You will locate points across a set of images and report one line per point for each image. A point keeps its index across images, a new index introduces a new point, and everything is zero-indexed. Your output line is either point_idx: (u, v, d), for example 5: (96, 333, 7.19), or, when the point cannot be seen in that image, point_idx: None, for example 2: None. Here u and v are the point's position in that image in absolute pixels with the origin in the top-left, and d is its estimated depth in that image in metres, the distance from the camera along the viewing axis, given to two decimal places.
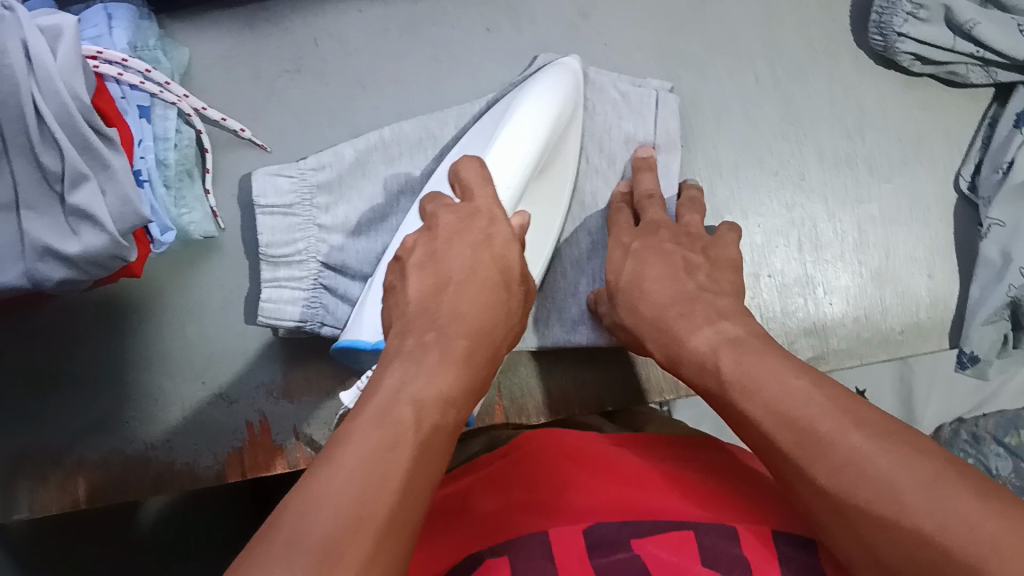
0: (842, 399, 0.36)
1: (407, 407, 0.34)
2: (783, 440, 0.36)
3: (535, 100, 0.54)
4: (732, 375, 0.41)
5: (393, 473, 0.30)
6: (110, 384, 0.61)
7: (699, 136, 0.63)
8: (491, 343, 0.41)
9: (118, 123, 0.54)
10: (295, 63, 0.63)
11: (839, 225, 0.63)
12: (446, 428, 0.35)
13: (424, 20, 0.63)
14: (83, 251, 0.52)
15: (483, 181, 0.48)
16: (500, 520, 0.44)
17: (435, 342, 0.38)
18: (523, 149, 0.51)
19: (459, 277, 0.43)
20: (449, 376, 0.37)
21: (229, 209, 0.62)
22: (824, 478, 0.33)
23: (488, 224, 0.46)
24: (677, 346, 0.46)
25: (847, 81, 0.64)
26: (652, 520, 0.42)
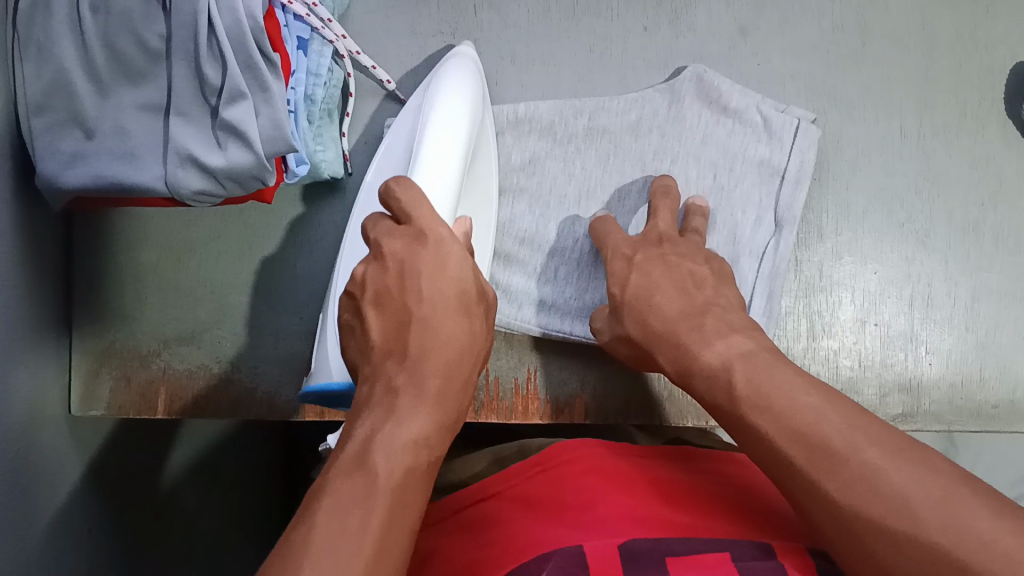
0: (856, 417, 0.38)
1: (381, 454, 0.35)
2: (801, 461, 0.37)
3: (450, 97, 0.50)
4: (744, 391, 0.42)
5: (369, 516, 0.32)
6: (211, 300, 0.62)
7: (832, 176, 0.63)
8: (464, 375, 0.40)
9: (280, 49, 0.54)
10: (452, 28, 0.64)
11: (954, 289, 0.62)
12: (419, 474, 0.35)
13: (584, 8, 0.64)
14: (227, 167, 0.52)
15: (416, 200, 0.42)
16: (523, 538, 0.43)
17: (405, 385, 0.38)
18: (451, 153, 0.47)
19: (422, 310, 0.40)
20: (425, 417, 0.37)
21: (360, 156, 0.63)
22: (838, 496, 0.35)
23: (438, 247, 0.41)
24: (687, 360, 0.46)
25: (991, 149, 0.63)
26: (688, 538, 0.41)
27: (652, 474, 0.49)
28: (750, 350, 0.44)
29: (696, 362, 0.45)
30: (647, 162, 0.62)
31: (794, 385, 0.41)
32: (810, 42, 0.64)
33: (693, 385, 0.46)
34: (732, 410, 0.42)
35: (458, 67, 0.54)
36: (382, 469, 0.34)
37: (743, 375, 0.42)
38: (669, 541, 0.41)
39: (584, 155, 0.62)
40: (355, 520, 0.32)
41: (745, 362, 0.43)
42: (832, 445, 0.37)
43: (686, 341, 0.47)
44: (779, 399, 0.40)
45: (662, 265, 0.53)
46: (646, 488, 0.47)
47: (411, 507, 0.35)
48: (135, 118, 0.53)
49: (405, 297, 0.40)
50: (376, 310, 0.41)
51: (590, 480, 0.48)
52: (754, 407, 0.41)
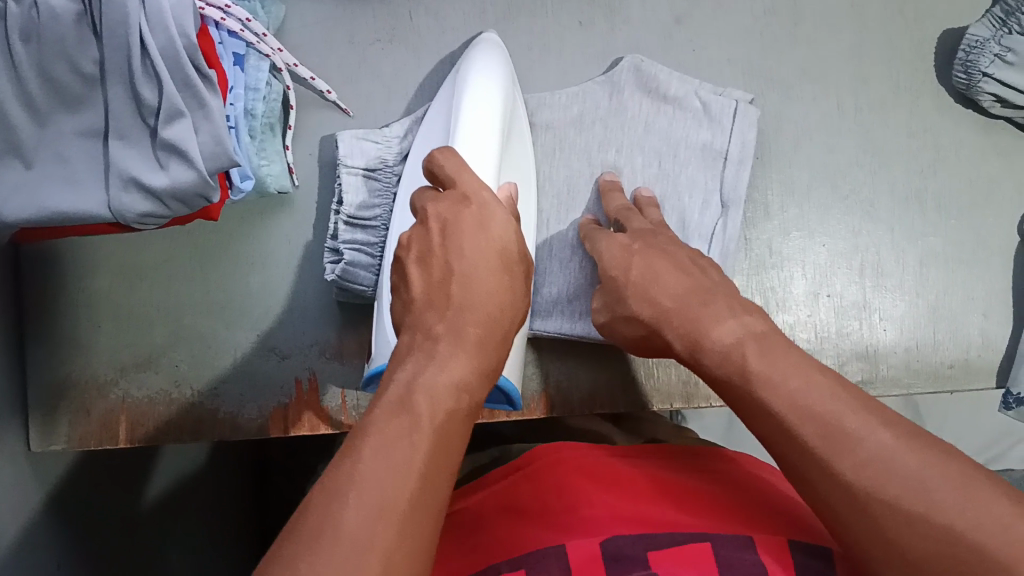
0: (870, 403, 0.35)
1: (422, 397, 0.35)
2: (808, 437, 0.35)
3: (481, 81, 0.54)
4: (759, 370, 0.39)
5: (413, 447, 0.32)
6: (167, 324, 0.62)
7: (775, 156, 0.64)
8: (502, 333, 0.40)
9: (216, 65, 0.54)
10: (389, 34, 0.64)
11: (902, 257, 0.63)
12: (461, 417, 0.36)
13: (520, 8, 0.64)
14: (170, 186, 0.52)
15: (457, 168, 0.46)
16: (507, 542, 0.44)
17: (444, 334, 0.38)
18: (488, 123, 0.51)
19: (463, 267, 0.41)
20: (464, 364, 0.37)
21: (305, 167, 0.63)
22: (850, 477, 0.33)
23: (482, 209, 0.43)
24: (697, 336, 0.43)
25: (928, 118, 0.65)
26: (668, 532, 0.42)
27: (634, 469, 0.49)
28: (766, 332, 0.42)
29: (706, 341, 0.43)
30: (592, 153, 0.63)
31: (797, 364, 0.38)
32: (743, 26, 0.65)
33: (701, 361, 0.43)
34: (742, 382, 0.40)
35: (487, 53, 0.58)
36: (424, 408, 0.34)
37: (757, 354, 0.40)
38: (650, 535, 0.41)
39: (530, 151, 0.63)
40: (401, 453, 0.32)
41: (759, 346, 0.40)
42: (847, 424, 0.34)
43: (700, 318, 0.44)
44: (798, 383, 0.37)
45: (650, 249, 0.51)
46: (629, 483, 0.47)
47: (455, 441, 0.35)
48: (75, 145, 0.53)
49: (448, 255, 0.41)
50: (417, 266, 0.42)
51: (574, 478, 0.48)
52: (765, 383, 0.38)
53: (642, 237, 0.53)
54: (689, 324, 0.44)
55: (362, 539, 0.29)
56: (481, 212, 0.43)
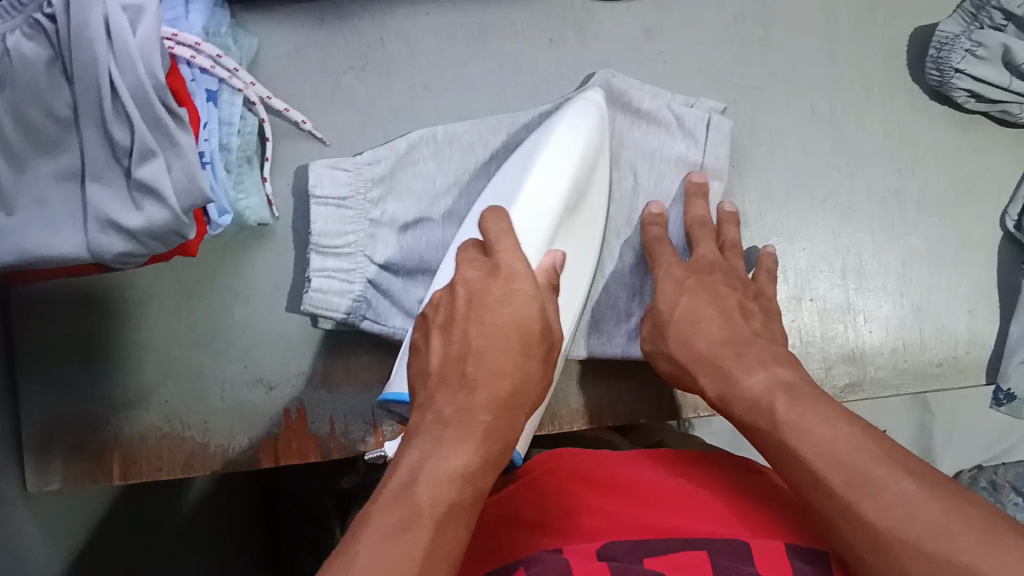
0: (895, 450, 0.39)
1: (423, 488, 0.37)
2: (839, 484, 0.38)
3: (562, 136, 0.56)
4: (786, 417, 0.43)
5: (414, 535, 0.35)
6: (154, 359, 0.62)
7: (752, 164, 0.64)
8: (512, 415, 0.43)
9: (187, 103, 0.55)
10: (361, 61, 0.64)
11: (883, 257, 0.63)
12: (462, 506, 0.38)
13: (490, 29, 0.65)
14: (145, 225, 0.52)
15: (504, 234, 0.50)
16: (508, 543, 0.46)
17: (455, 417, 0.41)
18: (544, 198, 0.54)
19: (481, 343, 0.44)
20: (471, 448, 0.40)
21: (284, 198, 0.63)
22: (873, 519, 0.36)
23: (508, 280, 0.47)
24: (732, 385, 0.48)
25: (904, 118, 0.65)
26: (665, 540, 0.43)
27: (643, 475, 0.50)
28: (793, 381, 0.45)
29: (738, 389, 0.47)
30: None
31: (822, 411, 0.42)
32: (714, 35, 0.65)
33: (732, 408, 0.47)
34: (775, 432, 0.43)
35: (579, 115, 0.58)
36: (426, 498, 0.37)
37: (786, 402, 0.44)
38: (647, 543, 0.43)
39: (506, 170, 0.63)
40: (400, 546, 0.34)
41: (789, 395, 0.44)
42: (873, 472, 0.38)
43: (731, 367, 0.48)
44: (817, 428, 0.41)
45: (703, 293, 0.55)
46: (641, 493, 0.48)
47: (456, 534, 0.37)
48: (55, 188, 0.53)
49: (469, 323, 0.45)
50: (439, 334, 0.46)
51: (575, 486, 0.49)
52: (790, 427, 0.42)
53: (695, 271, 0.56)
54: (720, 374, 0.49)
55: None
56: (509, 283, 0.47)
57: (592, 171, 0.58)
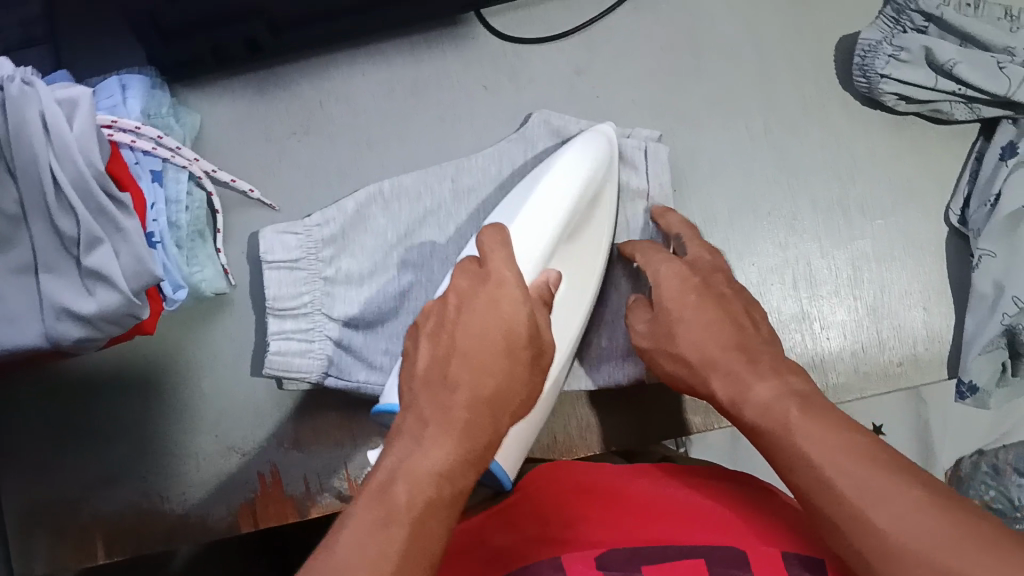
0: (902, 461, 0.33)
1: (401, 485, 0.35)
2: (851, 491, 0.33)
3: (572, 160, 0.56)
4: (795, 423, 0.37)
5: (390, 534, 0.32)
6: (128, 437, 0.63)
7: (693, 187, 0.65)
8: (492, 412, 0.40)
9: (131, 187, 0.56)
10: (304, 126, 0.65)
11: (833, 262, 0.64)
12: (444, 502, 0.35)
13: (427, 83, 0.66)
14: (98, 311, 0.53)
15: (498, 244, 0.47)
16: (501, 555, 0.43)
17: (433, 415, 0.39)
18: (554, 212, 0.53)
19: (466, 344, 0.42)
20: (450, 445, 0.37)
21: (239, 267, 0.65)
22: (888, 530, 0.31)
23: (498, 288, 0.44)
24: (740, 391, 0.42)
25: (838, 126, 0.66)
26: (664, 548, 0.39)
27: (647, 483, 0.46)
28: (808, 393, 0.40)
29: (748, 397, 0.41)
30: None
31: (823, 422, 0.36)
32: (645, 64, 0.66)
33: (740, 416, 0.42)
34: (787, 434, 0.37)
35: (588, 141, 0.58)
36: (403, 497, 0.34)
37: (799, 412, 0.38)
38: (644, 551, 0.39)
39: (456, 217, 0.64)
40: (374, 541, 0.32)
41: (803, 403, 0.38)
42: (876, 480, 0.32)
43: (744, 372, 0.42)
44: (811, 437, 0.36)
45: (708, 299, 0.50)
46: (637, 500, 0.44)
47: (437, 528, 0.34)
48: (10, 281, 0.54)
49: (453, 330, 0.43)
50: (428, 335, 0.43)
51: (572, 494, 0.46)
52: (796, 431, 0.37)
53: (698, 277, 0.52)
54: (731, 377, 0.43)
55: None
56: (496, 292, 0.44)
57: (597, 198, 0.58)
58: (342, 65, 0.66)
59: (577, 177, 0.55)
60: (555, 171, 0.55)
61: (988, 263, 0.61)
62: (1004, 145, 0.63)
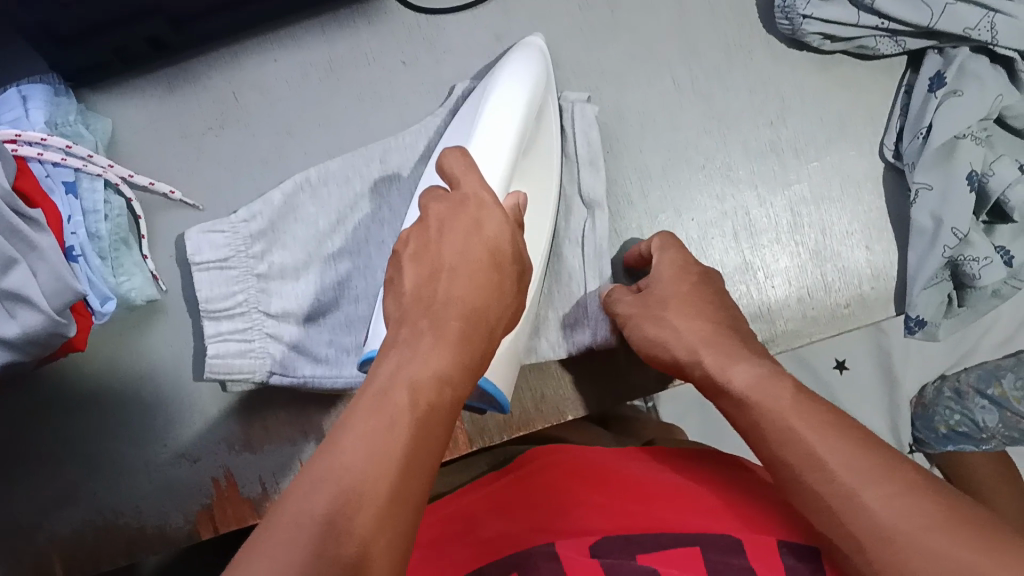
0: (889, 452, 0.36)
1: (402, 389, 0.36)
2: (842, 471, 0.35)
3: (513, 75, 0.55)
4: (776, 405, 0.40)
5: (393, 437, 0.33)
6: (74, 455, 0.62)
7: (624, 145, 0.64)
8: (484, 329, 0.42)
9: (42, 202, 0.54)
10: (220, 120, 0.64)
11: (772, 209, 0.63)
12: (443, 409, 0.37)
13: (343, 63, 0.64)
14: (22, 332, 0.51)
15: (467, 169, 0.47)
16: (503, 539, 0.46)
17: (428, 327, 0.39)
18: (510, 122, 0.52)
19: (453, 263, 0.43)
20: (447, 356, 0.38)
21: (168, 271, 0.63)
22: (879, 510, 0.34)
23: (477, 210, 0.45)
24: (723, 367, 0.44)
25: (764, 70, 0.65)
26: (658, 536, 0.43)
27: (640, 469, 0.50)
28: (780, 372, 0.42)
29: (729, 377, 0.43)
30: None
31: (815, 409, 0.39)
32: (563, 24, 0.65)
33: (721, 399, 0.44)
34: (780, 414, 0.39)
35: (524, 57, 0.57)
36: (406, 402, 0.35)
37: (791, 393, 0.40)
38: (640, 539, 0.43)
39: (389, 200, 0.62)
40: (378, 440, 0.33)
41: (792, 382, 0.41)
42: (867, 464, 0.35)
43: (733, 355, 0.45)
44: (801, 420, 0.38)
45: (700, 297, 0.50)
46: (630, 484, 0.48)
47: (433, 438, 0.35)
48: None
49: (429, 250, 0.44)
50: (412, 259, 0.44)
51: (569, 480, 0.49)
52: (780, 412, 0.39)
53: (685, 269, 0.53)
54: (721, 355, 0.45)
55: (328, 518, 0.30)
56: (478, 212, 0.45)
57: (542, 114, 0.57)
58: (253, 52, 0.64)
59: (525, 87, 0.54)
60: (500, 86, 0.54)
61: (926, 196, 0.61)
62: (931, 77, 0.62)
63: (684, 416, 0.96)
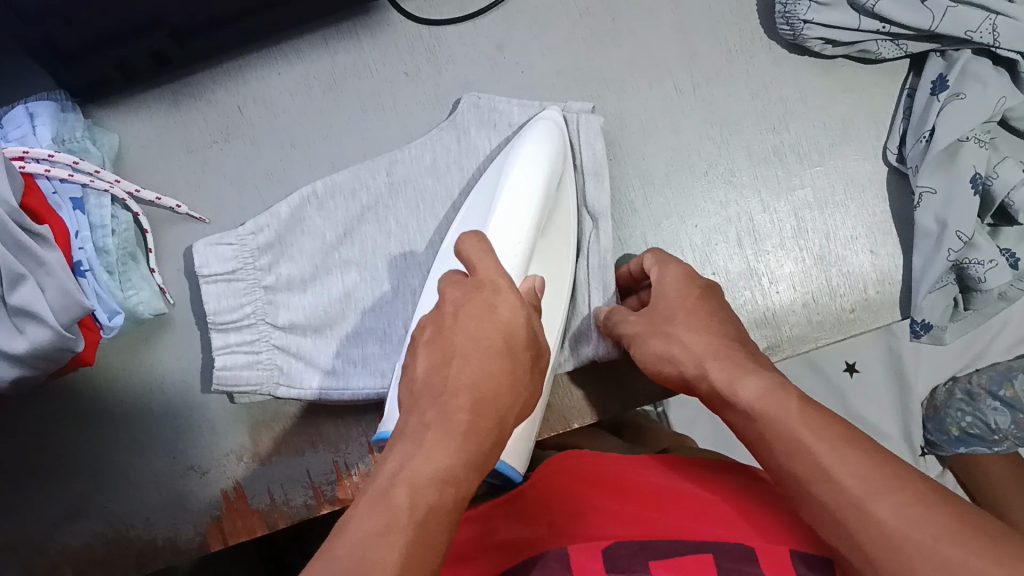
0: (907, 475, 0.34)
1: (402, 490, 0.34)
2: (852, 481, 0.34)
3: (529, 149, 0.54)
4: (773, 417, 0.38)
5: (394, 537, 0.32)
6: (85, 469, 0.62)
7: (627, 152, 0.64)
8: (495, 416, 0.39)
9: (50, 219, 0.55)
10: (225, 133, 0.64)
11: (776, 215, 0.63)
12: (443, 510, 0.34)
13: (345, 75, 0.65)
14: (30, 348, 0.52)
15: (482, 252, 0.45)
16: (521, 547, 0.46)
17: (435, 418, 0.37)
18: (527, 204, 0.51)
19: (466, 349, 0.41)
20: (450, 452, 0.36)
21: (176, 284, 0.63)
22: (889, 519, 0.32)
23: (492, 294, 0.43)
24: (729, 385, 0.41)
25: (766, 74, 0.65)
26: (672, 540, 0.43)
27: (659, 480, 0.49)
28: (793, 389, 0.40)
29: (736, 397, 0.41)
30: (454, 197, 0.62)
31: (819, 417, 0.37)
32: (564, 31, 0.65)
33: (731, 418, 0.41)
34: (789, 425, 0.37)
35: (539, 129, 0.57)
36: (405, 501, 0.34)
37: (795, 403, 0.38)
38: (654, 544, 0.42)
39: (395, 210, 0.62)
40: (380, 540, 0.32)
41: (799, 397, 0.39)
42: (877, 482, 0.34)
43: (737, 370, 0.42)
44: (805, 429, 0.37)
45: (701, 313, 0.48)
46: (647, 493, 0.48)
47: (437, 540, 0.33)
48: None
49: (444, 343, 0.41)
50: (429, 337, 0.43)
51: (585, 487, 0.49)
52: (771, 423, 0.38)
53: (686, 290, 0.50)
54: (731, 368, 0.42)
55: None
56: (493, 297, 0.43)
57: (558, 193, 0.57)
58: (256, 66, 0.65)
59: (541, 166, 0.53)
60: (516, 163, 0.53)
61: (929, 199, 0.61)
62: (934, 80, 0.62)
63: (695, 423, 0.96)
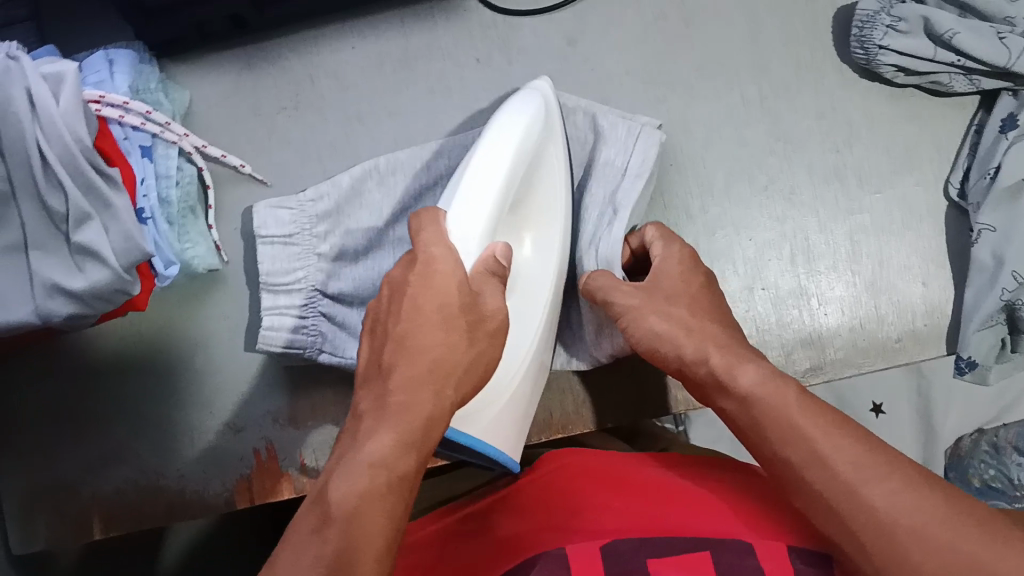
0: (898, 460, 0.35)
1: (336, 488, 0.35)
2: (843, 469, 0.35)
3: (509, 118, 0.52)
4: (764, 412, 0.39)
5: (320, 545, 0.33)
6: (124, 416, 0.63)
7: (687, 158, 0.64)
8: (435, 382, 0.40)
9: (118, 161, 0.56)
10: (294, 100, 0.65)
11: (831, 236, 0.63)
12: (380, 491, 0.36)
13: (415, 55, 0.66)
14: (88, 287, 0.52)
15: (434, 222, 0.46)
16: (514, 540, 0.46)
17: (370, 408, 0.39)
18: (493, 173, 0.49)
19: (402, 325, 0.42)
20: (386, 431, 0.37)
21: (231, 243, 0.64)
22: (884, 505, 0.33)
23: (427, 266, 0.44)
24: (728, 372, 0.42)
25: (834, 96, 0.65)
26: (671, 538, 0.42)
27: (655, 474, 0.49)
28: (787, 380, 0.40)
29: (735, 386, 0.41)
30: None
31: (816, 411, 0.38)
32: (636, 33, 0.66)
33: (724, 404, 0.42)
34: (785, 413, 0.38)
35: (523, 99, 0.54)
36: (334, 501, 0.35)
37: (794, 397, 0.39)
38: (652, 541, 0.42)
39: None
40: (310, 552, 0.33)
41: (797, 388, 0.39)
42: (869, 470, 0.35)
43: (731, 361, 0.43)
44: (803, 417, 0.37)
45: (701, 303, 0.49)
46: (650, 488, 0.47)
47: (375, 523, 0.35)
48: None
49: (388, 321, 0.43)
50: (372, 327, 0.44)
51: (582, 483, 0.50)
52: (769, 410, 0.39)
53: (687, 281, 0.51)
54: (727, 360, 0.43)
55: None
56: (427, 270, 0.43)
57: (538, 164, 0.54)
58: (330, 37, 0.66)
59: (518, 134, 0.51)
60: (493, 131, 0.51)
61: (987, 237, 0.61)
62: (1003, 118, 0.62)
63: (720, 443, 0.96)
